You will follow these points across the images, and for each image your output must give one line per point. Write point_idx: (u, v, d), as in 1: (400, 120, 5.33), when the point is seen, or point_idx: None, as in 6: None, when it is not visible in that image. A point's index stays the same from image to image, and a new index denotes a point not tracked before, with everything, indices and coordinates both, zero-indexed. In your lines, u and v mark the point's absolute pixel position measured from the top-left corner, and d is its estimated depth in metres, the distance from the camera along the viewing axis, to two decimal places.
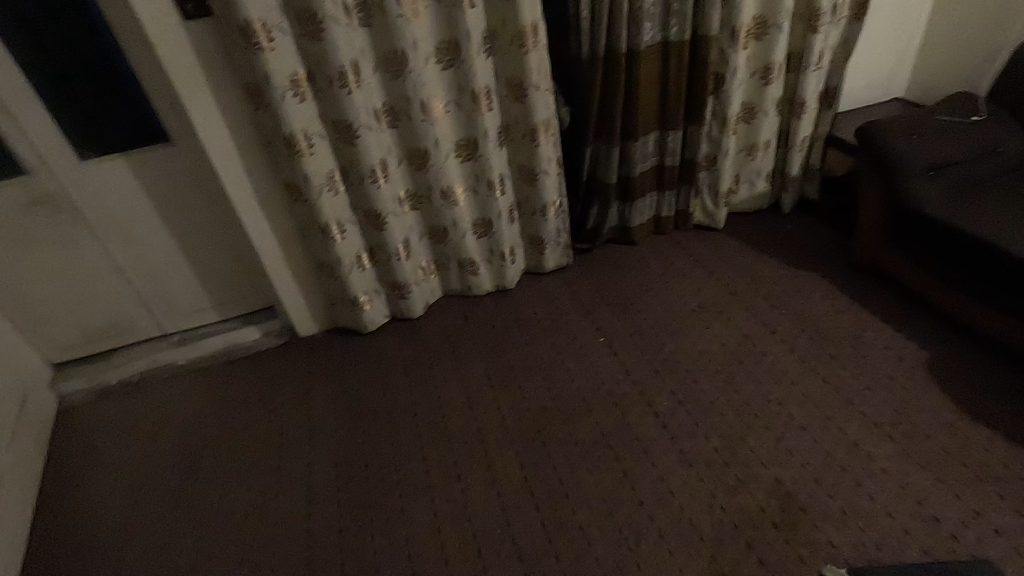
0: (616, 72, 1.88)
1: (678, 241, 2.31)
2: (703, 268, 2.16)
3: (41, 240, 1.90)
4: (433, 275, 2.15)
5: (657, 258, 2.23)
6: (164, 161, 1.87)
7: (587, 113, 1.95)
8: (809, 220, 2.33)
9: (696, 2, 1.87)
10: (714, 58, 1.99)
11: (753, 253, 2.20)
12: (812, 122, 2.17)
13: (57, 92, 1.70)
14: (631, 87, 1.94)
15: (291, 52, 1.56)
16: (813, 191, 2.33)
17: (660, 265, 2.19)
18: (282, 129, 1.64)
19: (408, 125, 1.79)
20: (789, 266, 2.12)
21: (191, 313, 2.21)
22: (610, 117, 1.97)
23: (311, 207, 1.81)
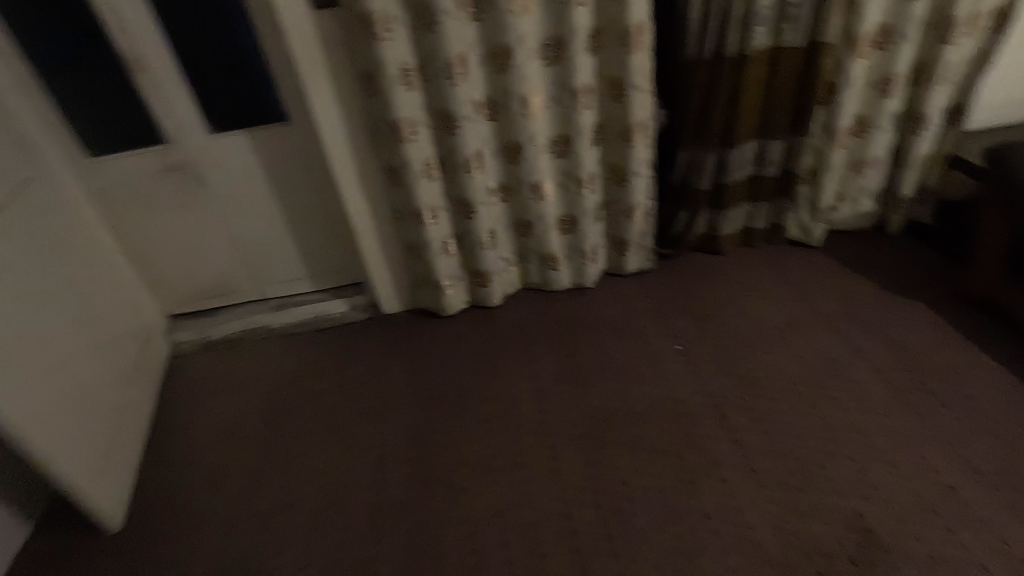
0: (721, 76, 1.84)
1: (768, 255, 2.22)
2: (796, 285, 2.06)
3: (171, 203, 2.11)
4: (513, 267, 2.19)
5: (744, 271, 2.15)
6: (281, 139, 2.03)
7: (689, 115, 1.93)
8: (919, 244, 2.17)
9: (815, 8, 1.79)
10: (829, 66, 1.90)
11: (852, 275, 2.08)
12: (933, 141, 2.02)
13: (198, 70, 1.89)
14: (735, 93, 1.89)
15: (405, 42, 1.64)
16: (927, 214, 2.16)
17: (747, 278, 2.12)
18: (389, 115, 1.74)
19: (506, 119, 1.84)
20: (891, 292, 1.99)
21: (289, 281, 2.39)
22: (709, 122, 1.93)
23: (408, 192, 1.90)
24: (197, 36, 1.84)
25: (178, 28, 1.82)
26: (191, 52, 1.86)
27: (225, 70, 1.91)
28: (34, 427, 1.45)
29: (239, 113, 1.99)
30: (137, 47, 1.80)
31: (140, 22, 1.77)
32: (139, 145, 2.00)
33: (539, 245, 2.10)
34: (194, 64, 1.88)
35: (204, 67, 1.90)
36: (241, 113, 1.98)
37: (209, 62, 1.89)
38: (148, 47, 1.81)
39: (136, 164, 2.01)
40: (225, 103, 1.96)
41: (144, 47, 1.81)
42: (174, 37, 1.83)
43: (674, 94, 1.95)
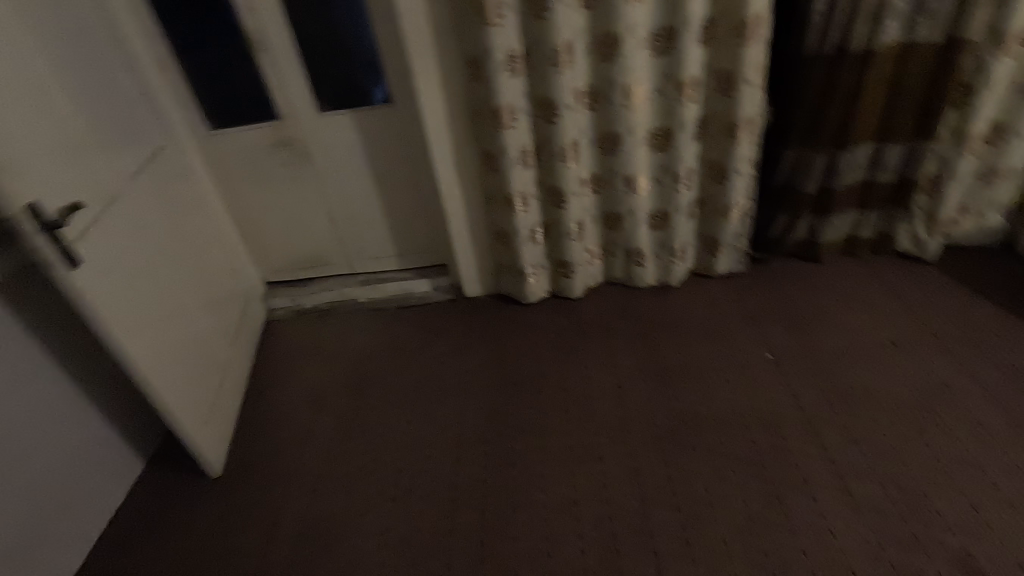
0: (843, 73, 1.74)
1: (873, 267, 2.08)
2: (902, 302, 1.91)
3: (278, 177, 2.24)
4: (598, 260, 2.17)
5: (845, 282, 2.03)
6: (383, 120, 2.10)
7: (803, 113, 1.85)
8: None
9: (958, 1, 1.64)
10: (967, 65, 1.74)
11: (969, 294, 1.91)
12: None
13: (312, 49, 1.99)
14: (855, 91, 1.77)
15: (515, 28, 1.65)
16: None
17: (848, 289, 2.00)
18: (492, 101, 1.75)
19: (607, 109, 1.81)
20: (1016, 317, 1.81)
21: (377, 258, 2.48)
22: (823, 120, 1.82)
23: (502, 178, 1.92)
24: (314, 17, 1.93)
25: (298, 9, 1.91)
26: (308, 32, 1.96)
27: (338, 51, 1.99)
28: (156, 374, 1.59)
29: (346, 93, 2.07)
30: (261, 26, 1.91)
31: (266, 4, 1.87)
32: (254, 121, 2.12)
33: (628, 239, 2.07)
34: (310, 44, 1.98)
35: (318, 47, 1.98)
36: (348, 92, 2.07)
37: (323, 43, 1.98)
38: (271, 27, 1.92)
39: (250, 139, 2.14)
40: (334, 83, 2.05)
41: (267, 26, 1.92)
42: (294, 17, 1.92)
43: (789, 89, 1.86)
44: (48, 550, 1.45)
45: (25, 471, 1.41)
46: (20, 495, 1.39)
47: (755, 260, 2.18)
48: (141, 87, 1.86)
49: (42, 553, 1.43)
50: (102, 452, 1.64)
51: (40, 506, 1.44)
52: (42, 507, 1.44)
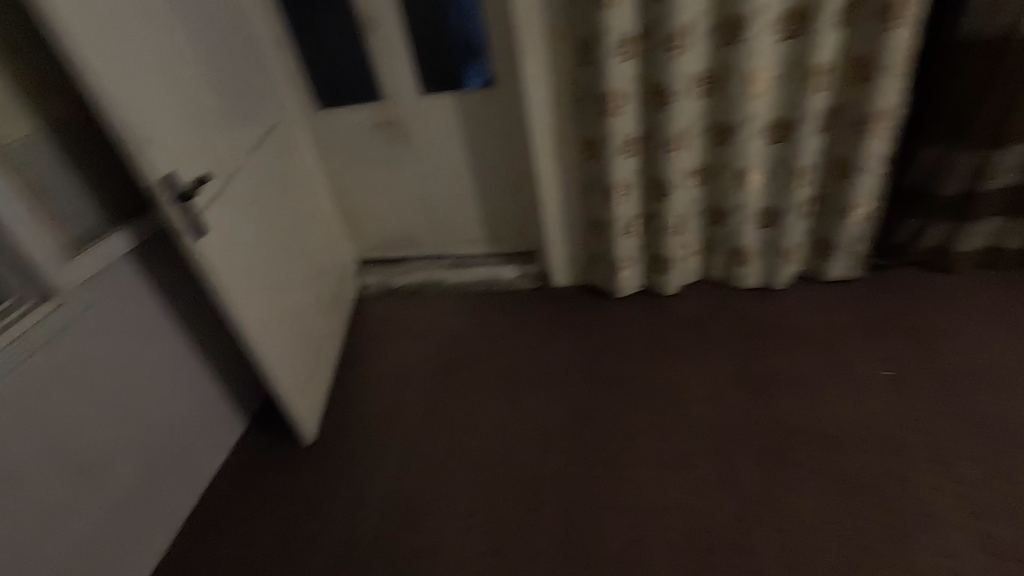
0: (1006, 64, 1.54)
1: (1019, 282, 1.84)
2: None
3: (378, 157, 2.29)
4: (697, 257, 2.06)
5: (984, 297, 1.81)
6: (484, 104, 2.08)
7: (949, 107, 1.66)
8: None
9: None
10: None
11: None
12: None
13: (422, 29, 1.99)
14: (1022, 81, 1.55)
15: (632, 9, 1.56)
16: None
17: (987, 305, 1.78)
18: (601, 86, 1.68)
19: (724, 97, 1.69)
20: None
21: (466, 242, 2.49)
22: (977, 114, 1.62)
23: (603, 167, 1.85)
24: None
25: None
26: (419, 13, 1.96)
27: (445, 31, 1.99)
28: (263, 343, 1.67)
29: (450, 74, 2.07)
30: (374, 6, 1.94)
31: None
32: (360, 101, 2.17)
33: (732, 237, 1.95)
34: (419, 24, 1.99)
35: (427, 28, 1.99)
36: (452, 73, 2.07)
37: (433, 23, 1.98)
38: (383, 7, 1.94)
39: (355, 119, 2.20)
40: (440, 64, 2.06)
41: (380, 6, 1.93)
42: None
43: (938, 81, 1.68)
44: (161, 496, 1.57)
45: (145, 421, 1.52)
46: (140, 444, 1.51)
47: (875, 266, 2.00)
48: (260, 66, 1.94)
49: (156, 498, 1.55)
50: (211, 411, 1.75)
51: (156, 455, 1.55)
52: (158, 457, 1.56)
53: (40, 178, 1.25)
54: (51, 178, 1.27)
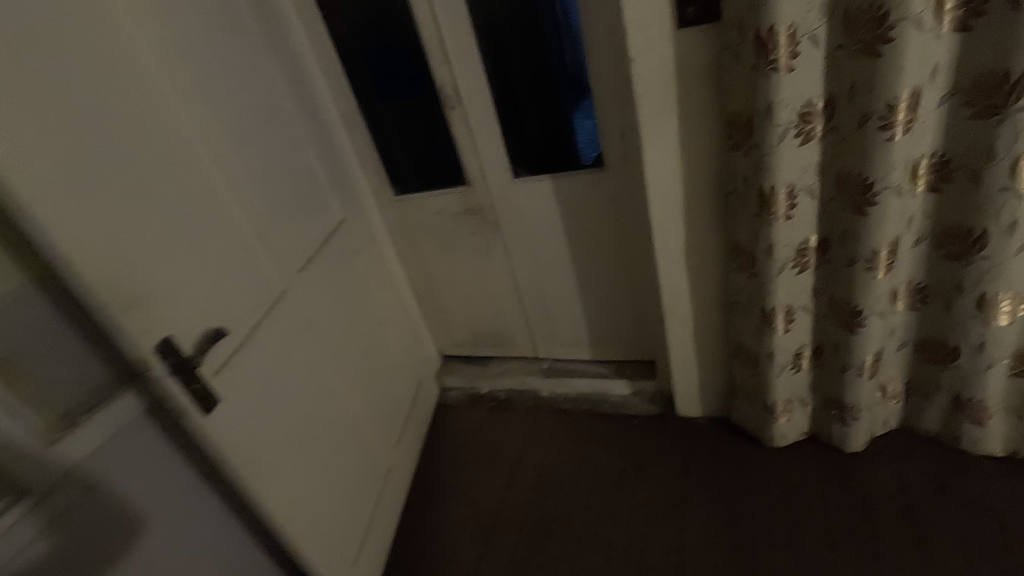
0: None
1: None
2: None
3: (463, 248, 1.92)
4: (894, 400, 1.44)
5: None
6: (592, 188, 1.63)
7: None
8: None
9: None
10: None
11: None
12: None
13: (532, 69, 1.52)
14: None
15: (815, 73, 1.05)
16: None
17: None
18: (761, 181, 1.16)
19: (965, 191, 1.09)
20: None
21: (567, 344, 2.03)
22: None
23: (758, 285, 1.31)
24: (542, 20, 1.44)
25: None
26: (532, 44, 1.48)
27: (555, 80, 1.52)
28: (304, 511, 1.33)
29: (552, 136, 1.61)
30: (455, 73, 1.56)
31: (467, 21, 1.47)
32: (440, 186, 1.81)
33: (962, 385, 1.30)
34: (526, 66, 1.52)
35: (546, 59, 1.49)
36: (567, 125, 1.57)
37: (555, 47, 1.47)
38: (467, 75, 1.55)
39: (436, 206, 1.85)
40: (538, 127, 1.61)
41: (471, 46, 1.51)
42: (513, 22, 1.47)
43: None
44: None
45: None
46: None
47: None
48: (326, 154, 1.65)
49: None
50: None
51: None
52: None
53: (15, 347, 0.97)
54: (32, 355, 0.99)
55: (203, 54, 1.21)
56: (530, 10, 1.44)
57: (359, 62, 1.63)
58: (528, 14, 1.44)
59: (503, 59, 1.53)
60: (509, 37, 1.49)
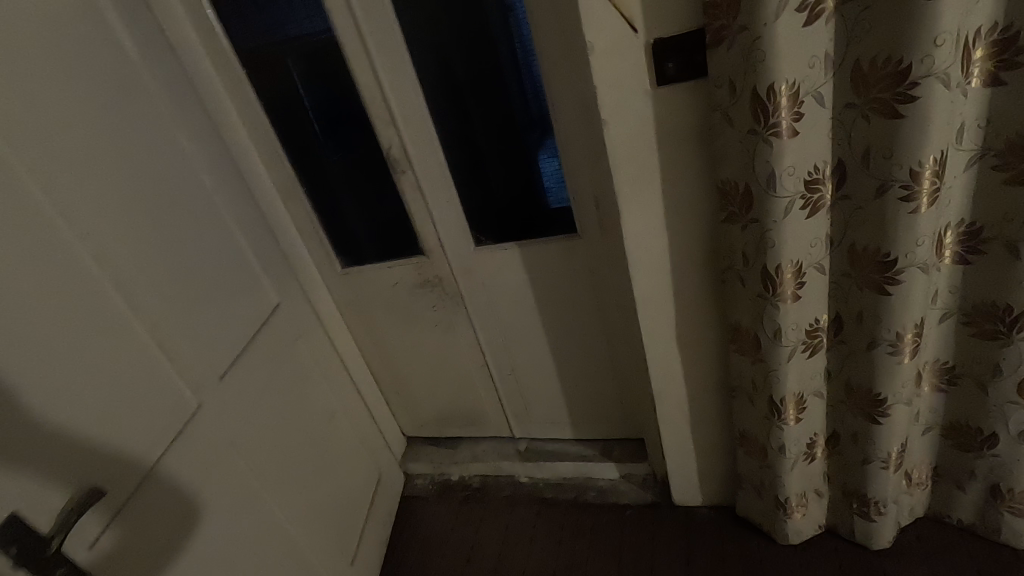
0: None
1: None
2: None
3: (423, 323, 1.70)
4: (920, 487, 1.26)
5: None
6: (564, 257, 1.45)
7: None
8: None
9: None
10: None
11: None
12: None
13: (489, 121, 1.35)
14: None
15: (822, 136, 0.89)
16: None
17: None
18: (763, 260, 0.98)
19: (1001, 264, 0.93)
20: None
21: (545, 423, 1.81)
22: None
23: (763, 373, 1.12)
24: (498, 72, 1.28)
25: (497, 41, 1.24)
26: (489, 94, 1.31)
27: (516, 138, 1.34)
28: None
29: (515, 194, 1.42)
30: (403, 135, 1.36)
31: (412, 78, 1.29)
32: (393, 256, 1.60)
33: (1000, 474, 1.13)
34: (484, 119, 1.35)
35: (505, 107, 1.32)
36: (533, 178, 1.38)
37: (514, 94, 1.30)
38: (415, 137, 1.36)
39: (390, 278, 1.63)
40: (500, 186, 1.42)
41: (419, 105, 1.32)
42: (467, 76, 1.30)
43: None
44: None
45: None
46: None
47: None
48: (257, 232, 1.43)
49: None
50: None
51: None
52: None
53: None
54: None
55: (79, 131, 0.99)
56: (484, 59, 1.27)
57: (292, 122, 1.43)
58: (482, 63, 1.28)
59: (456, 111, 1.34)
60: (461, 83, 1.31)
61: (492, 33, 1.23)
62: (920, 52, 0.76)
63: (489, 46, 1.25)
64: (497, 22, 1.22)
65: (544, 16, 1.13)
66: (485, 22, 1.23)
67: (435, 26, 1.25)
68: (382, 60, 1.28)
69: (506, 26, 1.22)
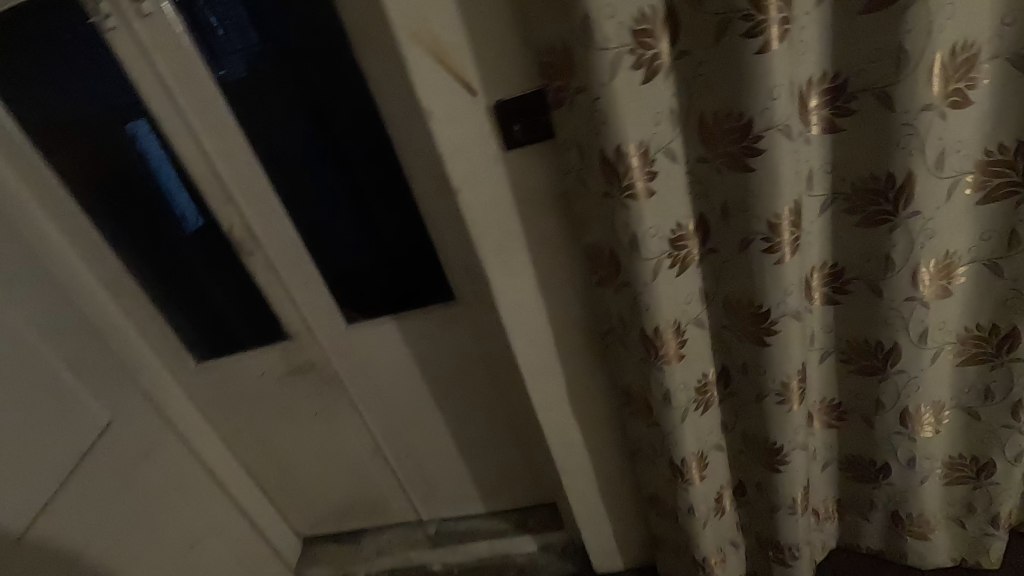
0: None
1: None
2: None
3: (300, 412, 1.50)
4: (828, 521, 1.24)
5: None
6: (445, 326, 1.33)
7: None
8: None
9: None
10: None
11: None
12: None
13: (345, 190, 1.20)
14: None
15: (679, 192, 0.84)
16: None
17: None
18: (640, 324, 0.92)
19: (866, 303, 0.92)
20: None
21: (453, 500, 1.66)
22: None
23: (660, 435, 1.05)
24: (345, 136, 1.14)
25: (339, 103, 1.10)
26: (340, 161, 1.17)
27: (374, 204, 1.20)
28: None
29: (384, 265, 1.27)
30: (244, 212, 1.20)
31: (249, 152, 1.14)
32: (255, 343, 1.40)
33: (898, 502, 1.13)
34: (339, 187, 1.20)
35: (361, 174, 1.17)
36: (402, 248, 1.24)
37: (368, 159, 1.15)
38: (260, 213, 1.20)
39: (254, 367, 1.43)
40: (366, 258, 1.27)
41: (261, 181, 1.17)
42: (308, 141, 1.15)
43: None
44: None
45: None
46: None
47: None
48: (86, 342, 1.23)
49: None
50: None
51: None
52: None
53: None
54: None
55: None
56: (329, 124, 1.13)
57: (111, 209, 1.22)
58: (327, 126, 1.13)
59: (307, 182, 1.20)
60: (309, 152, 1.16)
61: (332, 93, 1.09)
62: (757, 108, 0.73)
63: (334, 109, 1.11)
64: (338, 82, 1.08)
65: (384, 78, 1.03)
66: (326, 83, 1.09)
67: (268, 91, 1.10)
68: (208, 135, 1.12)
69: (347, 86, 1.08)
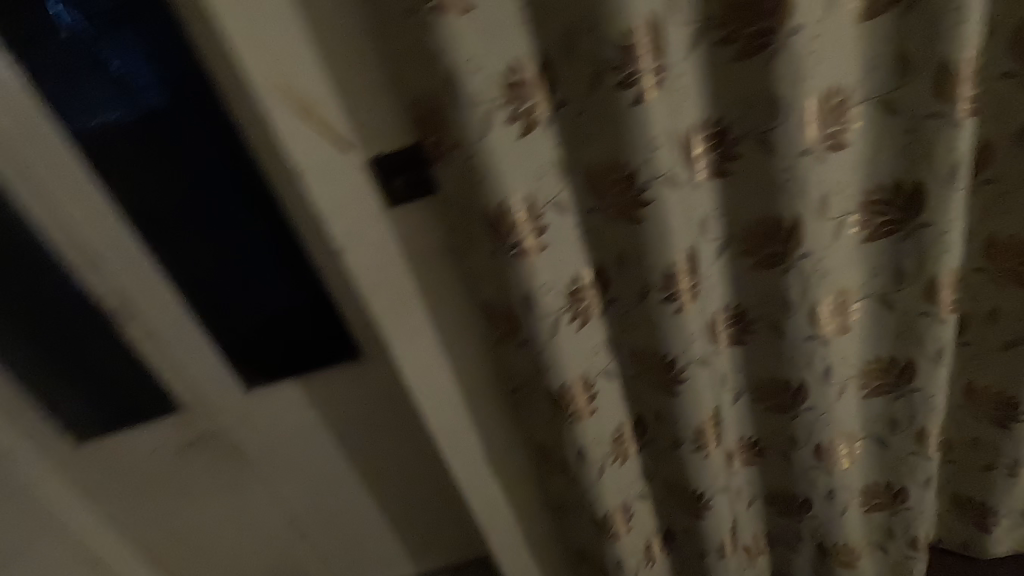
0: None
1: None
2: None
3: (199, 488, 1.34)
4: (760, 556, 1.22)
5: None
6: (354, 386, 1.23)
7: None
8: None
9: None
10: None
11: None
12: None
13: (229, 232, 1.03)
14: None
15: (572, 245, 0.80)
16: None
17: None
18: (545, 382, 0.87)
19: (771, 344, 0.91)
20: None
21: (383, 563, 1.55)
22: None
23: (580, 491, 1.00)
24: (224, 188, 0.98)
25: (211, 148, 0.94)
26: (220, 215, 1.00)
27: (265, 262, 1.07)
28: None
29: (290, 306, 1.13)
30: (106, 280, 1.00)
31: (88, 202, 0.92)
32: (136, 420, 1.21)
33: (823, 532, 1.12)
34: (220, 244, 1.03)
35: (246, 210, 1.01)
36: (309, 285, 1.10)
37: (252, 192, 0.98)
38: (125, 280, 1.01)
39: (137, 445, 1.24)
40: (267, 302, 1.12)
41: (119, 238, 0.96)
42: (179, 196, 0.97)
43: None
44: None
45: None
46: None
47: None
48: None
49: None
50: None
51: None
52: None
53: None
54: None
55: None
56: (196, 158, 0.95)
57: None
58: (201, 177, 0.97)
59: (180, 231, 1.00)
60: (176, 195, 0.97)
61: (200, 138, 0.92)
62: (638, 158, 0.70)
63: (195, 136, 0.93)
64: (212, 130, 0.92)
65: (240, 106, 0.84)
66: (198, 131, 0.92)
67: (94, 126, 0.88)
68: (16, 187, 0.88)
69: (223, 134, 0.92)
